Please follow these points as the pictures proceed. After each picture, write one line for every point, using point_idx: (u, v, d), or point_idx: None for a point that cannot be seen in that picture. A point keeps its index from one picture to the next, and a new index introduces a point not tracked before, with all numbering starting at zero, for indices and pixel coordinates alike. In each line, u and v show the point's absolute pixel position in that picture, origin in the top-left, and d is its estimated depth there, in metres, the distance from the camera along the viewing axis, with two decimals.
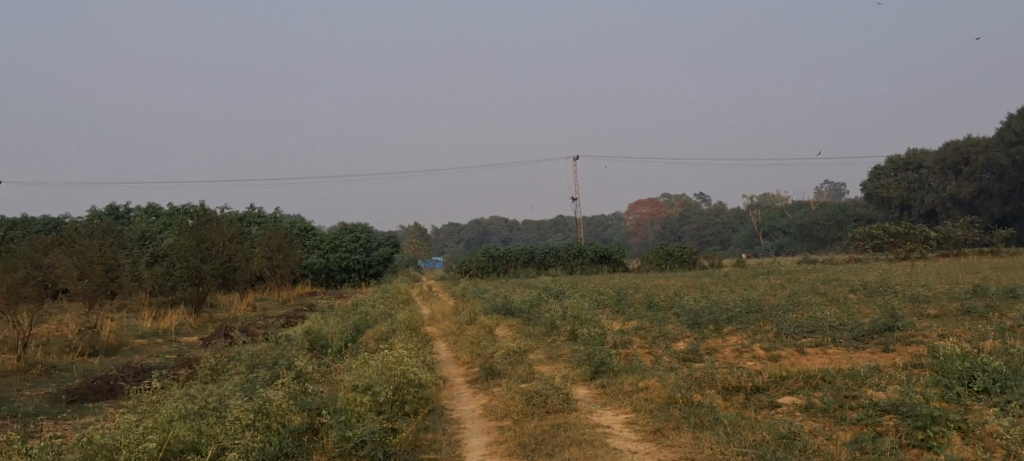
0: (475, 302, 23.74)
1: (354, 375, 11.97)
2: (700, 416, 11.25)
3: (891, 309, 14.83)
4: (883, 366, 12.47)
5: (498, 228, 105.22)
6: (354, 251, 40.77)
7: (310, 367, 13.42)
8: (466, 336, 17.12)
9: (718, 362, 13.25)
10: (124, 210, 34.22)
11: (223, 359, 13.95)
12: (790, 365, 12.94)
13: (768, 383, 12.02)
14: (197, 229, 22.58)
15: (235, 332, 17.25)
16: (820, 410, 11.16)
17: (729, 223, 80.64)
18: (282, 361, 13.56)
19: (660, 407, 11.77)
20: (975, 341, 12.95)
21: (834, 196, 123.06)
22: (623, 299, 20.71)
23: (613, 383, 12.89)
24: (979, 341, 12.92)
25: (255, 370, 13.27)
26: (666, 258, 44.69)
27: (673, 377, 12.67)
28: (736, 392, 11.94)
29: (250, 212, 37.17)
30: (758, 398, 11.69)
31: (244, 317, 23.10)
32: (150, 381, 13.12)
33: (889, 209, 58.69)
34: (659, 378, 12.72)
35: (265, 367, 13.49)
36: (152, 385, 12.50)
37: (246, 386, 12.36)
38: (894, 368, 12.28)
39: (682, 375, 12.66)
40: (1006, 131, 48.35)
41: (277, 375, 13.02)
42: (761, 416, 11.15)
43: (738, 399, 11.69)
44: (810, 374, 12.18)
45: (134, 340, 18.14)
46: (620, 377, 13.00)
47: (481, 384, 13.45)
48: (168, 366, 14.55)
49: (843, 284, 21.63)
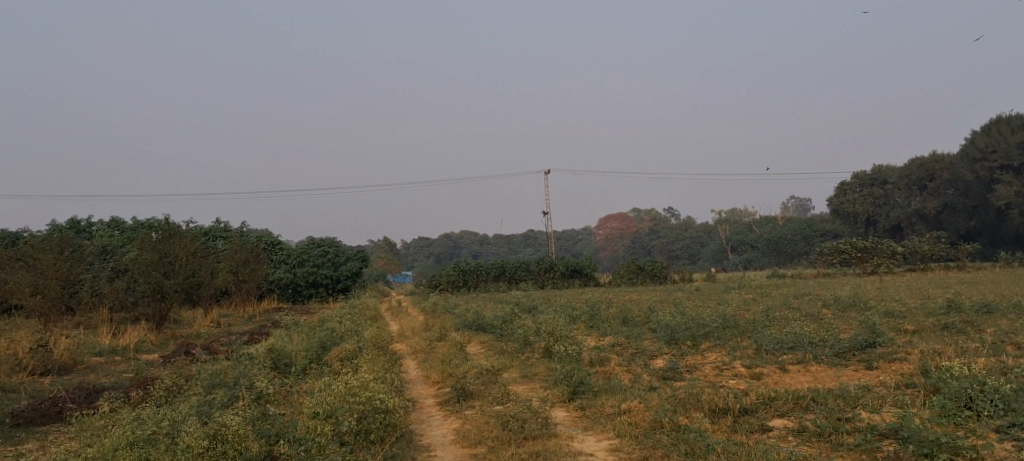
0: (445, 317, 23.31)
1: (317, 400, 11.53)
2: (690, 442, 10.94)
3: (871, 325, 14.68)
4: (872, 385, 12.24)
5: (467, 242, 104.48)
6: (322, 265, 40.16)
7: (271, 388, 12.92)
8: (436, 354, 16.71)
9: (700, 381, 13.00)
10: (85, 224, 33.34)
11: (181, 379, 13.42)
12: (775, 384, 12.71)
13: (755, 405, 11.71)
14: (160, 243, 21.96)
15: (196, 349, 16.70)
16: (814, 434, 10.91)
17: (698, 237, 81.02)
18: (243, 381, 13.04)
19: (646, 433, 11.42)
20: (962, 357, 12.81)
21: (801, 210, 124.55)
22: (596, 315, 20.41)
23: (594, 405, 12.51)
24: (971, 357, 12.76)
25: (219, 391, 12.76)
26: (636, 273, 44.58)
27: (656, 398, 12.36)
28: (724, 415, 11.63)
29: (215, 226, 36.44)
30: (748, 421, 11.38)
31: (208, 334, 22.47)
32: (100, 404, 12.56)
33: (856, 224, 59.22)
34: (641, 400, 12.38)
35: (226, 387, 12.97)
36: (107, 409, 11.93)
37: (202, 409, 11.84)
38: (885, 388, 12.07)
39: (666, 397, 12.35)
40: (969, 148, 48.96)
41: (237, 396, 12.54)
42: (753, 442, 10.85)
43: (725, 423, 11.37)
44: (798, 394, 11.90)
45: (89, 358, 17.51)
46: (601, 399, 12.64)
47: (453, 406, 13.01)
48: (122, 386, 13.98)
49: (815, 299, 21.50)
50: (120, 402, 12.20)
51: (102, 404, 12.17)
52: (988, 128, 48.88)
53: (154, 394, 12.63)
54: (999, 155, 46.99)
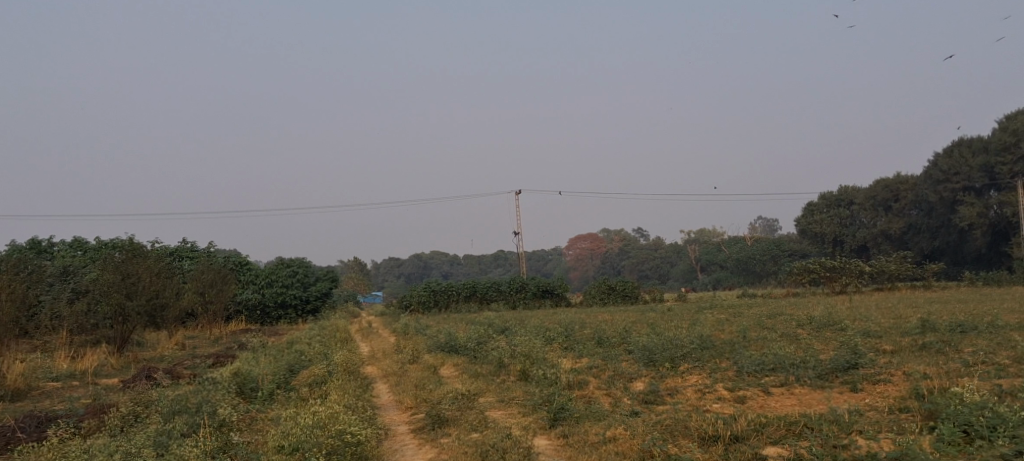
0: (416, 339, 22.92)
1: (284, 433, 11.11)
2: None
3: (853, 347, 14.58)
4: (864, 410, 12.00)
5: (437, 262, 103.88)
6: (290, 286, 39.60)
7: (235, 416, 12.42)
8: (409, 377, 16.36)
9: (684, 406, 12.76)
10: (46, 244, 32.51)
11: (139, 406, 12.85)
12: (761, 408, 12.48)
13: (748, 431, 11.33)
14: (124, 263, 21.39)
15: (159, 373, 16.16)
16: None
17: (668, 258, 81.29)
18: (206, 406, 12.50)
19: None
20: (951, 379, 12.70)
21: (768, 230, 125.73)
22: (570, 336, 20.16)
23: (576, 432, 12.14)
24: (958, 379, 12.66)
25: (179, 419, 12.21)
26: (608, 293, 44.46)
27: (641, 425, 12.04)
28: (714, 442, 11.29)
29: (181, 246, 35.75)
30: (740, 449, 10.99)
31: (172, 357, 21.88)
32: (54, 434, 11.93)
33: (823, 245, 59.60)
34: (625, 427, 12.04)
35: (188, 414, 12.41)
36: (59, 443, 11.29)
37: (162, 441, 11.26)
38: (877, 413, 11.84)
39: (651, 424, 12.03)
40: (933, 170, 49.53)
41: (201, 425, 11.98)
42: None
43: (716, 451, 11.02)
44: (791, 419, 11.57)
45: (46, 384, 16.88)
46: (583, 426, 12.30)
47: (428, 434, 12.61)
48: (76, 414, 13.39)
49: (789, 319, 21.45)
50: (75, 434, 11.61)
51: (53, 435, 11.56)
52: (949, 150, 49.48)
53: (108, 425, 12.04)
54: (962, 177, 47.58)
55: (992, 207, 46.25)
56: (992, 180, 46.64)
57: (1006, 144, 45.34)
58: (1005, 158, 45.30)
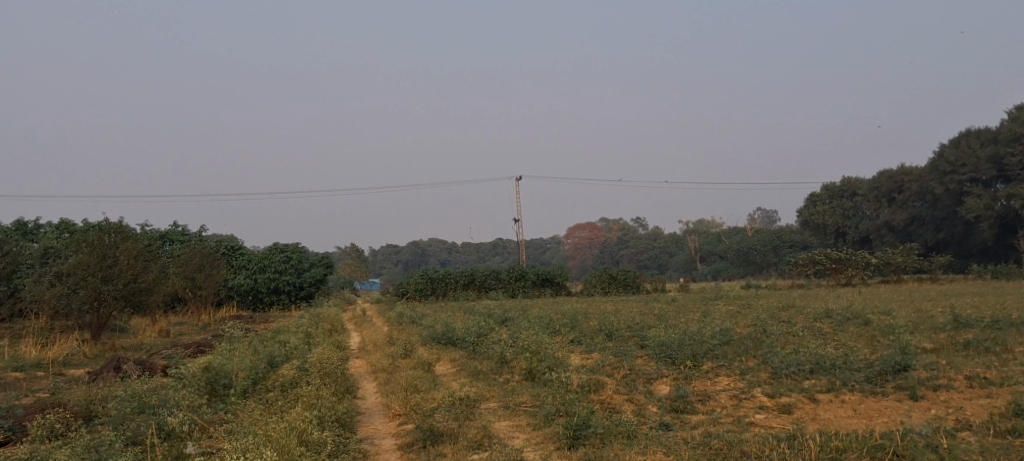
0: (410, 329, 21.92)
1: None
2: None
3: (903, 348, 13.49)
4: (954, 429, 10.85)
5: (435, 250, 102.99)
6: (283, 271, 38.46)
7: (191, 425, 11.53)
8: (400, 375, 15.27)
9: (722, 421, 11.65)
10: (32, 225, 31.30)
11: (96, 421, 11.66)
12: (815, 422, 11.43)
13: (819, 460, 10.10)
14: (99, 245, 20.09)
15: (128, 364, 15.04)
16: None
17: (667, 248, 80.05)
18: (169, 418, 11.36)
19: None
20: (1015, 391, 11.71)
21: (766, 222, 124.45)
22: (574, 327, 19.17)
23: (603, 455, 10.91)
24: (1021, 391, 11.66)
25: (153, 437, 11.04)
26: (609, 282, 43.40)
27: (683, 448, 10.85)
28: None
29: (172, 229, 34.55)
30: None
31: (151, 346, 20.82)
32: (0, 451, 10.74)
33: (826, 236, 58.69)
34: (665, 451, 10.86)
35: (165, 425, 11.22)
36: None
37: None
38: (975, 434, 10.67)
39: (695, 446, 10.86)
40: (939, 160, 48.40)
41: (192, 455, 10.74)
42: None
43: None
44: (875, 444, 10.35)
45: (9, 375, 15.79)
46: (608, 447, 11.11)
47: (420, 453, 11.47)
48: (16, 416, 12.22)
49: (804, 311, 20.36)
50: (40, 450, 10.34)
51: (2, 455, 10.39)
52: (955, 141, 48.48)
53: (35, 433, 11.00)
54: (969, 169, 46.36)
55: (999, 199, 45.08)
56: (1001, 172, 45.51)
57: (1016, 135, 44.32)
58: (1015, 149, 44.24)
